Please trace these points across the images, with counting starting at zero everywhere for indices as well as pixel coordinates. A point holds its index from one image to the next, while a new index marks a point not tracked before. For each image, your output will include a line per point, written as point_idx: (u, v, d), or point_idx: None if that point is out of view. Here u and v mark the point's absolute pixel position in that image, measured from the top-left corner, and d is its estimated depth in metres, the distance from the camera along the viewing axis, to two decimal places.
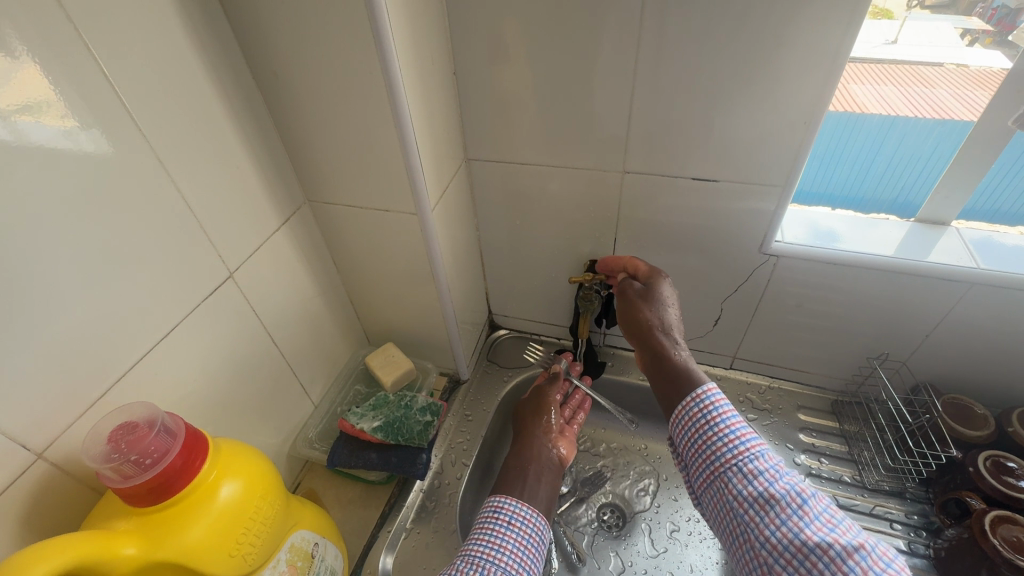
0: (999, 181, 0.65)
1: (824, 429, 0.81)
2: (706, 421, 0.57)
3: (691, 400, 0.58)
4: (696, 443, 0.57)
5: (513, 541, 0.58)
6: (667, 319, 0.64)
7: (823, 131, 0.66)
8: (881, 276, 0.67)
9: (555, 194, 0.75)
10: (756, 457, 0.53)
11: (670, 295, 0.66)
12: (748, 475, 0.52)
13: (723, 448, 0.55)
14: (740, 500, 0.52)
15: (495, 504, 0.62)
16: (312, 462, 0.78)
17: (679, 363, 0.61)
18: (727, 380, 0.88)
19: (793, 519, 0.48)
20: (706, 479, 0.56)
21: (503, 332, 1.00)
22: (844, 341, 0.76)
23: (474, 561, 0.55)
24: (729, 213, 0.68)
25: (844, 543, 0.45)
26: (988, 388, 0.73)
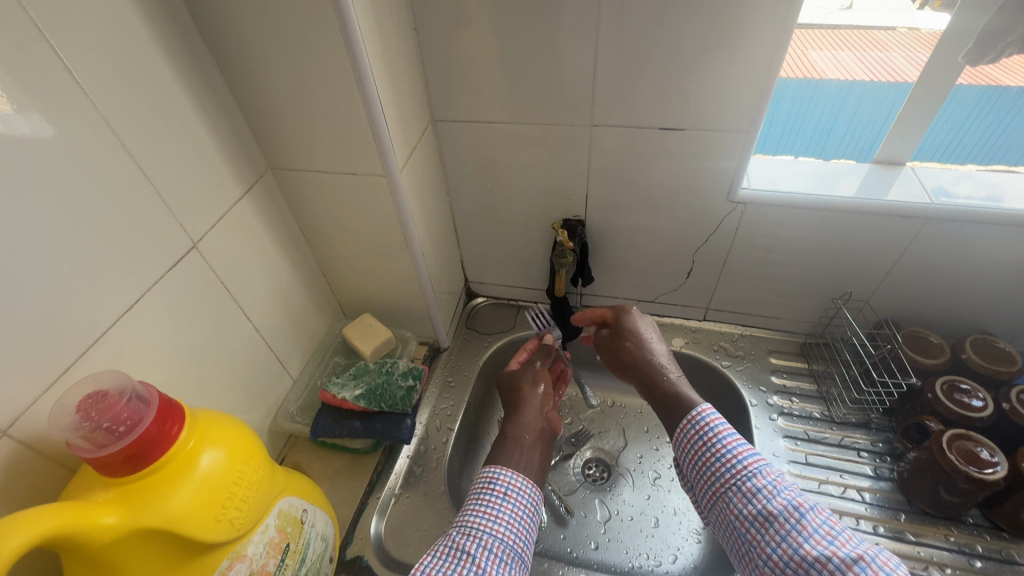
0: (947, 128, 0.69)
1: (794, 370, 0.84)
2: (706, 442, 0.57)
3: (689, 421, 0.58)
4: (697, 466, 0.57)
5: (509, 512, 0.58)
6: (650, 349, 0.66)
7: (786, 97, 0.69)
8: (843, 217, 0.69)
9: (525, 154, 0.74)
10: (753, 476, 0.53)
11: (646, 327, 0.69)
12: (748, 494, 0.53)
13: (721, 468, 0.56)
14: (741, 518, 0.52)
15: (486, 478, 0.61)
16: (295, 437, 0.77)
17: (671, 388, 0.62)
18: (701, 331, 0.90)
19: (793, 535, 0.48)
20: (710, 499, 0.56)
21: (480, 300, 1.00)
22: (810, 285, 0.79)
23: (472, 532, 0.55)
24: (697, 163, 0.69)
25: (842, 555, 0.45)
26: (942, 320, 0.77)
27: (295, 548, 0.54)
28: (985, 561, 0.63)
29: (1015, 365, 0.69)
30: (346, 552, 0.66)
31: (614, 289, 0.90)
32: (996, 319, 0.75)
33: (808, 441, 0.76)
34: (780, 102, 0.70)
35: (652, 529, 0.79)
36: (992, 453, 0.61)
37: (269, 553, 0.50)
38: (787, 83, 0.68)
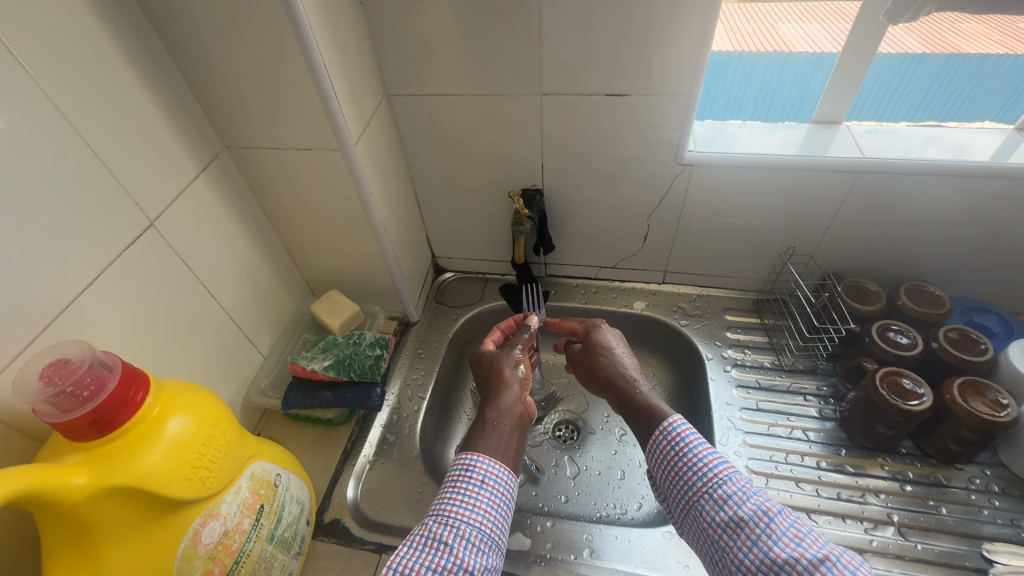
0: (919, 88, 0.73)
1: (747, 325, 0.88)
2: (680, 450, 0.57)
3: (662, 432, 0.58)
4: (670, 476, 0.56)
5: (487, 501, 0.54)
6: (619, 360, 0.68)
7: (757, 70, 0.73)
8: (784, 175, 0.73)
9: (479, 126, 0.76)
10: (725, 482, 0.53)
11: (614, 341, 0.70)
12: (719, 501, 0.52)
13: (693, 477, 0.55)
14: (715, 525, 0.51)
15: (460, 463, 0.57)
16: (271, 411, 0.79)
17: (642, 399, 0.63)
18: (660, 293, 0.94)
19: (763, 538, 0.48)
20: (682, 509, 0.55)
21: (449, 275, 1.02)
22: (757, 243, 0.83)
23: (449, 523, 0.51)
24: (644, 127, 0.72)
25: (809, 556, 0.44)
26: (879, 270, 0.82)
27: (269, 509, 0.56)
28: (916, 485, 0.69)
29: (943, 307, 0.75)
30: (323, 516, 0.69)
31: (576, 257, 0.93)
32: (928, 266, 0.80)
33: (759, 389, 0.80)
34: (753, 72, 0.73)
35: (619, 481, 0.84)
36: (920, 387, 0.67)
37: (243, 513, 0.52)
38: (756, 58, 0.71)
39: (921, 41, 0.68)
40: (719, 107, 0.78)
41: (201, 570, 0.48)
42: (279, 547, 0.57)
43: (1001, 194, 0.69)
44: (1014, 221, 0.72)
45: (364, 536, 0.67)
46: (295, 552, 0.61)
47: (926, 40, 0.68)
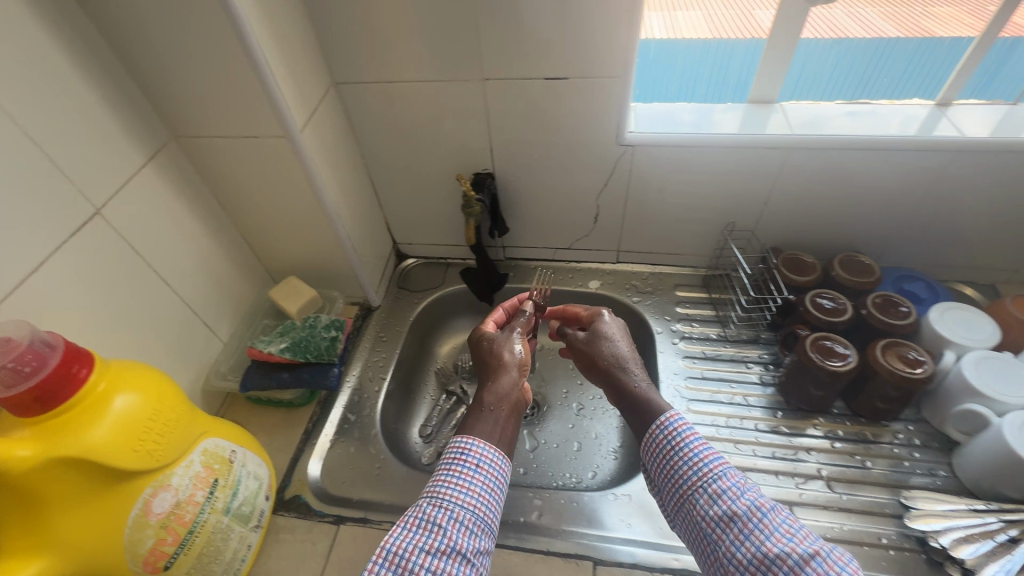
0: (896, 73, 0.76)
1: (696, 300, 0.92)
2: (676, 444, 0.55)
3: (659, 426, 0.56)
4: (665, 471, 0.55)
5: (481, 484, 0.53)
6: (618, 351, 0.63)
7: (736, 56, 0.77)
8: (720, 153, 0.76)
9: (427, 112, 0.78)
10: (718, 476, 0.52)
11: (614, 329, 0.66)
12: (713, 496, 0.51)
13: (688, 471, 0.54)
14: (706, 520, 0.50)
15: (454, 444, 0.56)
16: (233, 396, 0.81)
17: (639, 393, 0.59)
18: (615, 273, 0.97)
19: (755, 534, 0.47)
20: (675, 502, 0.54)
21: (411, 261, 1.04)
22: (701, 220, 0.87)
23: (443, 507, 0.51)
24: (585, 109, 0.74)
25: (801, 552, 0.44)
26: (816, 243, 0.86)
27: (224, 483, 0.58)
28: (845, 442, 0.73)
29: (873, 275, 0.79)
30: (284, 493, 0.71)
31: (532, 239, 0.96)
32: (861, 238, 0.85)
33: (704, 359, 0.84)
34: (732, 59, 0.77)
35: (576, 452, 0.87)
36: (846, 351, 0.71)
37: (196, 486, 0.54)
38: (733, 44, 0.75)
39: (895, 25, 0.72)
40: (701, 94, 0.81)
41: (154, 538, 0.50)
42: (235, 520, 0.59)
43: (919, 167, 0.74)
44: (935, 192, 0.77)
45: (324, 509, 0.69)
46: (254, 525, 0.63)
47: (901, 25, 0.72)
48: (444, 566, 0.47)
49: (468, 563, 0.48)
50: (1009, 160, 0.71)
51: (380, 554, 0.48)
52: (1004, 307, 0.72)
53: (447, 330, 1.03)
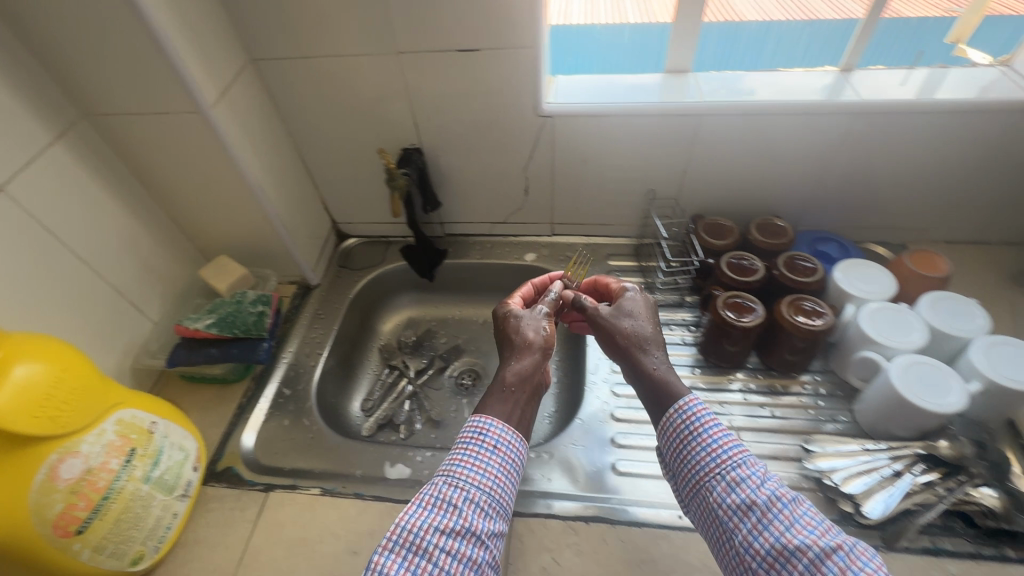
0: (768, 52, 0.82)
1: (626, 268, 0.95)
2: (697, 429, 0.53)
3: (677, 410, 0.54)
4: (680, 456, 0.54)
5: (498, 466, 0.53)
6: (639, 329, 0.60)
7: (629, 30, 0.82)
8: (636, 122, 0.79)
9: (347, 87, 0.79)
10: (738, 464, 0.50)
11: (638, 307, 0.62)
12: (731, 483, 0.50)
13: (706, 457, 0.52)
14: (724, 507, 0.49)
15: (474, 422, 0.55)
16: (167, 376, 0.82)
17: (658, 377, 0.56)
18: (551, 245, 1.00)
19: (774, 524, 0.46)
20: (690, 488, 0.53)
21: (352, 241, 1.05)
22: (626, 189, 0.89)
23: (461, 488, 0.51)
24: (501, 80, 0.76)
25: (822, 544, 0.43)
26: (737, 208, 0.89)
27: (143, 452, 0.60)
28: (757, 395, 0.77)
29: (786, 237, 0.82)
30: (216, 464, 0.73)
31: (467, 213, 0.97)
32: (778, 202, 0.88)
33: None
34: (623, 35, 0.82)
35: (512, 417, 0.90)
36: (752, 306, 0.75)
37: (110, 454, 0.56)
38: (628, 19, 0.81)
39: (779, 7, 0.78)
40: (597, 62, 0.84)
41: (63, 503, 0.51)
42: (156, 488, 0.61)
43: (823, 129, 0.77)
44: (840, 155, 0.80)
45: (255, 479, 0.71)
46: (180, 494, 0.65)
47: (783, 7, 0.78)
48: (458, 547, 0.47)
49: (481, 544, 0.48)
50: (903, 121, 0.75)
51: (395, 534, 0.48)
52: (902, 262, 0.76)
53: (390, 307, 1.04)
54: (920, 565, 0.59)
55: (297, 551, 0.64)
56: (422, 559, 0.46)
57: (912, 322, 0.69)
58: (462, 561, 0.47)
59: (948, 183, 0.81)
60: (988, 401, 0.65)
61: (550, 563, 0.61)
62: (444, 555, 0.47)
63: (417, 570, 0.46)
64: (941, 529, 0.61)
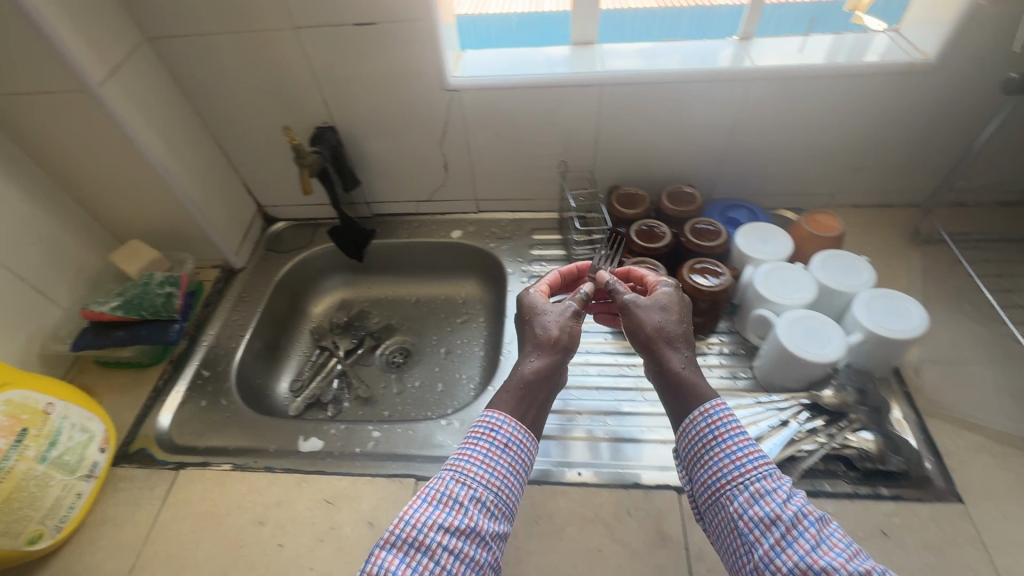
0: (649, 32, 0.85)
1: (549, 242, 0.96)
2: (721, 437, 0.52)
3: (703, 415, 0.53)
4: (702, 462, 0.52)
5: (506, 465, 0.53)
6: (668, 327, 0.58)
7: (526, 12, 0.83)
8: (541, 94, 0.80)
9: (249, 65, 0.78)
10: (763, 476, 0.49)
11: (670, 303, 0.60)
12: (754, 495, 0.48)
13: (730, 467, 0.50)
14: (745, 519, 0.47)
15: (486, 418, 0.55)
16: (83, 362, 0.82)
17: (679, 378, 0.55)
18: (477, 222, 1.01)
19: (799, 542, 0.45)
20: (709, 497, 0.51)
21: (280, 225, 1.04)
22: (542, 163, 0.90)
23: (468, 485, 0.50)
24: (402, 55, 0.76)
25: (849, 568, 0.42)
26: (651, 178, 0.91)
27: (37, 433, 0.60)
28: None
29: (694, 204, 0.84)
30: (129, 446, 0.73)
31: (391, 192, 0.98)
32: (691, 172, 0.90)
33: None
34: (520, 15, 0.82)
35: (438, 391, 0.92)
36: (655, 268, 0.78)
37: None
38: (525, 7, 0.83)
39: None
40: (504, 35, 0.85)
41: None
42: (54, 468, 0.61)
43: (723, 97, 0.79)
44: (744, 122, 0.82)
45: (167, 458, 0.72)
46: (85, 475, 0.65)
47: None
48: (462, 547, 0.47)
49: (483, 545, 0.48)
50: (797, 87, 0.77)
51: (397, 530, 0.47)
52: (800, 225, 0.79)
53: (322, 289, 1.04)
54: None
55: (203, 524, 0.65)
56: (424, 556, 0.46)
57: (803, 280, 0.72)
58: (465, 561, 0.46)
59: (848, 147, 0.84)
60: (869, 352, 0.68)
61: None
62: (446, 553, 0.46)
63: (418, 568, 0.45)
64: (821, 471, 0.64)
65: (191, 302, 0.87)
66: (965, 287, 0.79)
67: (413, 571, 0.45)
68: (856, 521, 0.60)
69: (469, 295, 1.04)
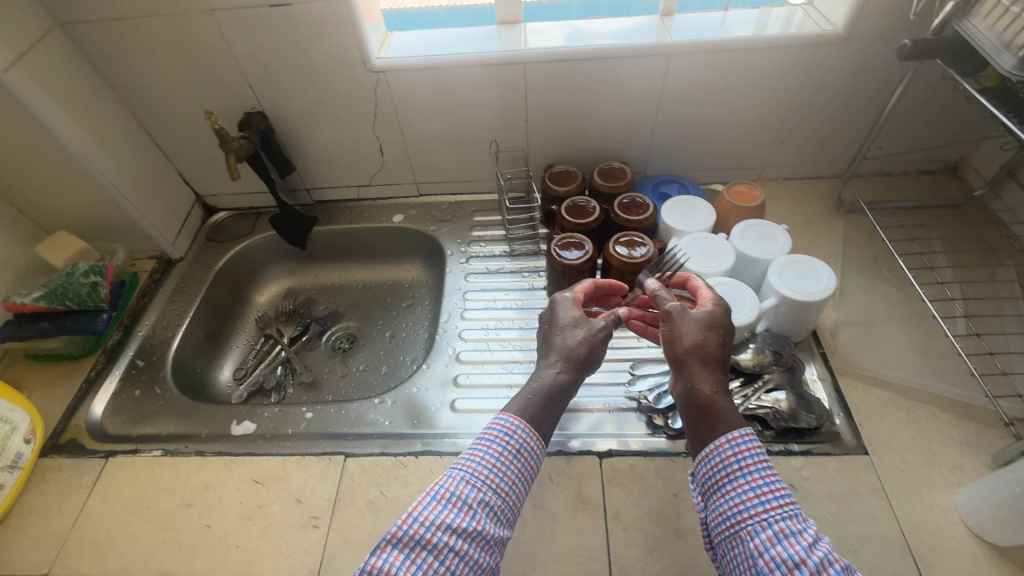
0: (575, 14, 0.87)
1: (489, 223, 0.97)
2: (746, 470, 0.49)
3: (730, 444, 0.50)
4: (722, 492, 0.50)
5: (515, 471, 0.53)
6: (705, 346, 0.55)
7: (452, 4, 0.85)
8: (466, 73, 0.80)
9: (169, 49, 0.78)
10: (789, 516, 0.46)
11: (713, 325, 0.57)
12: (777, 534, 0.45)
13: (754, 501, 0.48)
14: (766, 557, 0.44)
15: (500, 421, 0.55)
16: (13, 356, 0.81)
17: (707, 401, 0.53)
18: (419, 205, 1.01)
19: None
20: (726, 531, 0.48)
21: (221, 215, 1.03)
22: (476, 143, 0.91)
23: (478, 487, 0.51)
24: (322, 35, 0.76)
25: None
26: (586, 156, 0.93)
27: None
28: None
29: (624, 179, 0.86)
30: (58, 437, 0.73)
31: (330, 177, 0.98)
32: (624, 148, 0.91)
33: (486, 274, 0.90)
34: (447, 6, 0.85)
35: (382, 374, 0.92)
36: (581, 244, 0.78)
37: None
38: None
39: None
40: (429, 18, 0.86)
41: None
42: None
43: (645, 73, 0.80)
44: (669, 97, 0.83)
45: (98, 447, 0.71)
46: (7, 466, 0.66)
47: None
48: (468, 548, 0.47)
49: (487, 548, 0.49)
50: (716, 60, 0.78)
51: (404, 525, 0.47)
52: (724, 197, 0.81)
53: (266, 277, 1.04)
54: None
55: (130, 509, 0.65)
56: (430, 554, 0.46)
57: (723, 249, 0.74)
58: (469, 562, 0.47)
59: (772, 120, 0.86)
60: (785, 315, 0.70)
61: (378, 496, 0.64)
62: (451, 553, 0.47)
63: (422, 565, 0.46)
64: None
65: (121, 291, 0.86)
66: (883, 252, 0.82)
67: (416, 568, 0.45)
68: None
69: (415, 279, 1.04)
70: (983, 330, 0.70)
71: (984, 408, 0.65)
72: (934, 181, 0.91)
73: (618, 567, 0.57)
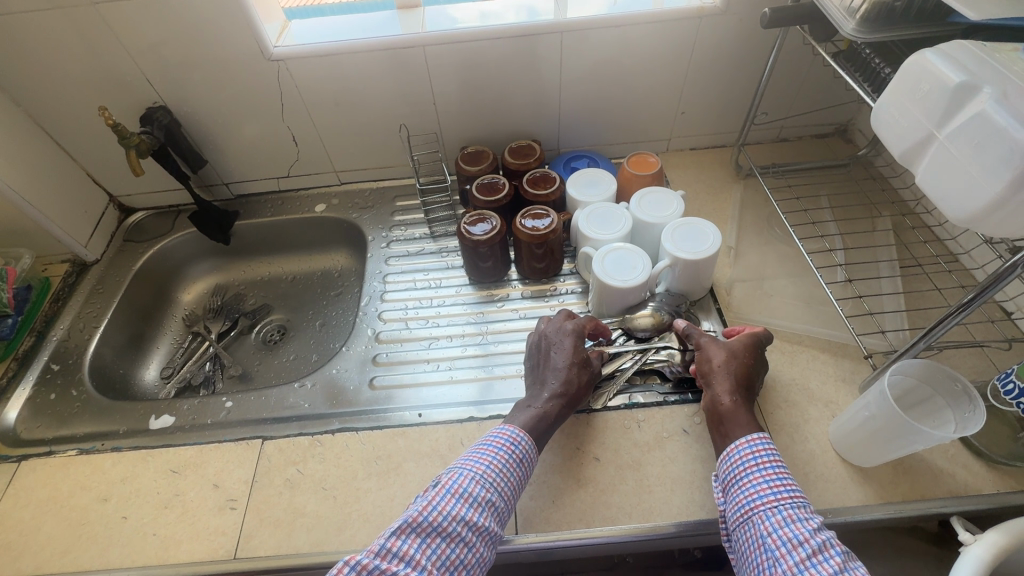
0: None
1: (411, 207, 0.99)
2: (762, 464, 0.54)
3: (747, 442, 0.56)
4: (739, 484, 0.54)
5: (517, 477, 0.58)
6: (732, 365, 0.62)
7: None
8: (367, 59, 0.81)
9: (56, 44, 0.76)
10: (797, 505, 0.51)
11: (745, 353, 0.64)
12: (786, 518, 0.50)
13: (765, 489, 0.52)
14: (773, 536, 0.49)
15: (508, 433, 0.60)
16: None
17: (727, 410, 0.60)
18: (342, 193, 1.02)
19: (822, 564, 0.46)
20: (740, 516, 0.53)
21: (140, 214, 1.02)
22: (388, 129, 0.92)
23: (489, 488, 0.55)
24: (215, 25, 0.76)
25: None
26: (499, 136, 0.95)
27: None
28: (514, 302, 0.84)
29: (533, 156, 0.88)
30: None
31: (247, 170, 0.98)
32: (534, 126, 0.94)
33: (407, 257, 0.92)
34: None
35: (310, 361, 0.93)
36: (489, 219, 0.81)
37: None
38: None
39: None
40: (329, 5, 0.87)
41: None
42: None
43: (542, 51, 0.83)
44: (570, 74, 0.86)
45: (10, 452, 0.71)
46: None
47: None
48: (474, 540, 0.52)
49: (489, 542, 0.53)
50: (610, 36, 0.81)
51: (425, 512, 0.52)
52: (625, 168, 0.85)
53: (191, 276, 1.03)
54: (616, 418, 0.68)
55: (46, 508, 0.65)
56: (444, 540, 0.50)
57: (621, 216, 0.78)
58: (474, 553, 0.51)
59: (670, 92, 0.90)
60: (681, 275, 0.74)
61: (294, 475, 0.66)
62: (462, 542, 0.51)
63: (436, 550, 0.50)
64: (638, 385, 0.71)
65: (28, 296, 0.85)
66: (775, 212, 0.88)
67: (431, 551, 0.50)
68: (663, 424, 0.67)
69: (344, 267, 1.05)
70: (857, 276, 0.77)
71: (854, 347, 0.71)
72: (825, 143, 0.97)
73: (525, 518, 0.61)
